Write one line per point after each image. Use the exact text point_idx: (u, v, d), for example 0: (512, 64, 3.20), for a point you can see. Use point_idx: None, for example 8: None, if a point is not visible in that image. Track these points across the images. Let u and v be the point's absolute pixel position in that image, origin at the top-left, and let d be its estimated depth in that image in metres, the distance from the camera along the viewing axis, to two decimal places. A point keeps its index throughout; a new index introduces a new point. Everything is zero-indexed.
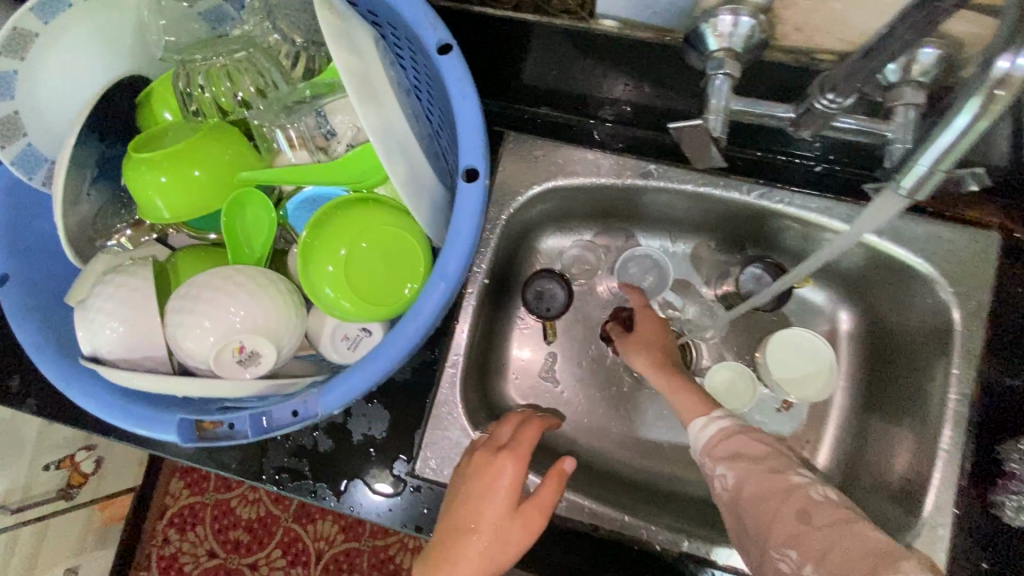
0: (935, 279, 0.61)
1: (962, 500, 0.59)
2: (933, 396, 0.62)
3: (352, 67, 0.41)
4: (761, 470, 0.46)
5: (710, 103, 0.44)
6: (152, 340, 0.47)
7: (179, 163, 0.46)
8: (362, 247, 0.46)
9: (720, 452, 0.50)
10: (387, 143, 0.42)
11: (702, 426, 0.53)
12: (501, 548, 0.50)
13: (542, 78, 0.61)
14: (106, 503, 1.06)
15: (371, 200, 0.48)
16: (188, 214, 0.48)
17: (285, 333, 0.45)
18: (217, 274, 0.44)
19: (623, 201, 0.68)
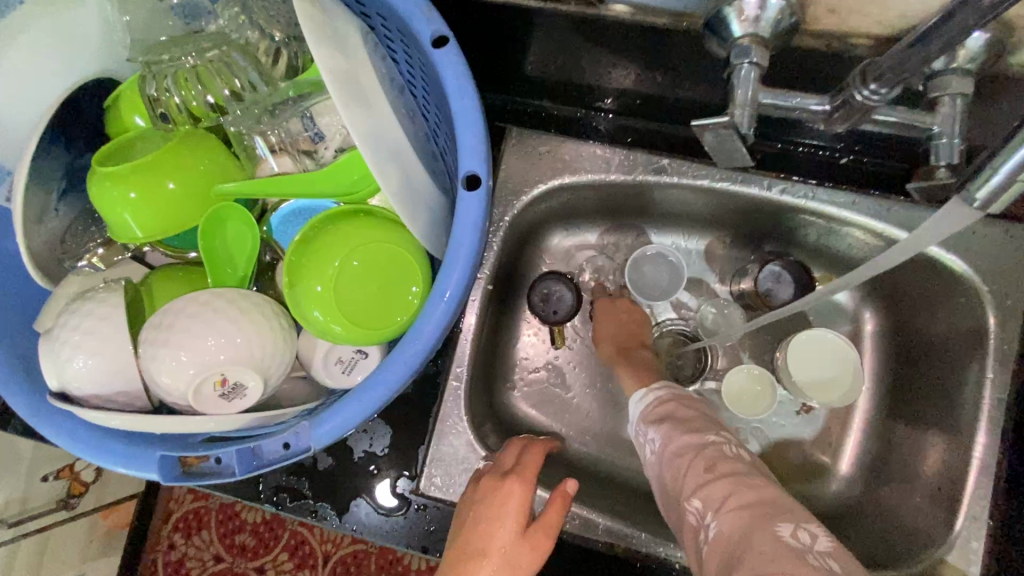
0: (971, 277, 0.59)
1: (998, 509, 0.57)
2: (965, 399, 0.60)
3: (335, 66, 0.34)
4: (681, 430, 0.53)
5: (736, 94, 0.40)
6: (127, 370, 0.45)
7: (152, 177, 0.44)
8: (352, 265, 0.43)
9: (652, 418, 0.57)
10: (379, 153, 0.36)
11: (638, 397, 0.60)
12: (513, 570, 0.50)
13: (547, 69, 0.60)
14: (107, 511, 1.16)
15: (361, 213, 0.44)
16: (161, 231, 0.46)
17: (273, 362, 0.44)
18: (198, 297, 0.43)
19: (635, 196, 0.69)
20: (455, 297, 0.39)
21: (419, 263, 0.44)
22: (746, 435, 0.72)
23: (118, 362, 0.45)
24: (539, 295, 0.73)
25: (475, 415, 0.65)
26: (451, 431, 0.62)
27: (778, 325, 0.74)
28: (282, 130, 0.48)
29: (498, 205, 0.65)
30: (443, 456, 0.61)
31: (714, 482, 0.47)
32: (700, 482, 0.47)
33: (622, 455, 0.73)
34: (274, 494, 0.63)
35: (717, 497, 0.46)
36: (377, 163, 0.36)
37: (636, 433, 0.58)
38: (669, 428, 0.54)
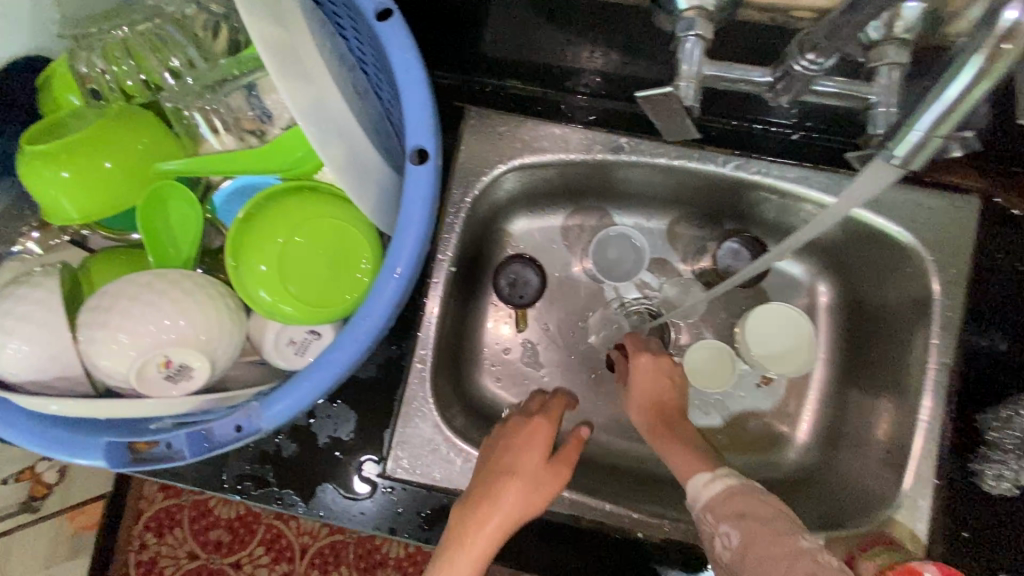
0: (914, 247, 0.61)
1: (943, 469, 0.59)
2: (913, 364, 0.63)
3: (272, 39, 0.33)
4: (762, 532, 0.47)
5: (681, 68, 0.41)
6: (65, 356, 0.44)
7: (89, 155, 0.43)
8: (297, 242, 0.43)
9: (720, 510, 0.50)
10: (321, 127, 0.36)
11: (704, 482, 0.52)
12: (537, 490, 0.53)
13: (504, 49, 0.60)
14: (74, 513, 1.12)
15: (306, 189, 0.44)
16: (99, 212, 0.45)
17: (220, 340, 0.44)
18: (141, 278, 0.43)
19: (597, 176, 0.70)
20: (406, 272, 0.39)
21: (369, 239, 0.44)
22: (709, 408, 0.74)
23: (59, 351, 0.43)
24: (507, 278, 0.73)
25: (440, 397, 0.65)
26: (416, 414, 0.62)
27: (739, 300, 0.75)
28: (227, 108, 0.47)
29: (457, 186, 0.64)
30: (410, 437, 0.62)
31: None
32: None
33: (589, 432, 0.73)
34: (237, 482, 0.62)
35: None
36: (320, 140, 0.35)
37: (700, 521, 0.51)
38: (749, 528, 0.47)
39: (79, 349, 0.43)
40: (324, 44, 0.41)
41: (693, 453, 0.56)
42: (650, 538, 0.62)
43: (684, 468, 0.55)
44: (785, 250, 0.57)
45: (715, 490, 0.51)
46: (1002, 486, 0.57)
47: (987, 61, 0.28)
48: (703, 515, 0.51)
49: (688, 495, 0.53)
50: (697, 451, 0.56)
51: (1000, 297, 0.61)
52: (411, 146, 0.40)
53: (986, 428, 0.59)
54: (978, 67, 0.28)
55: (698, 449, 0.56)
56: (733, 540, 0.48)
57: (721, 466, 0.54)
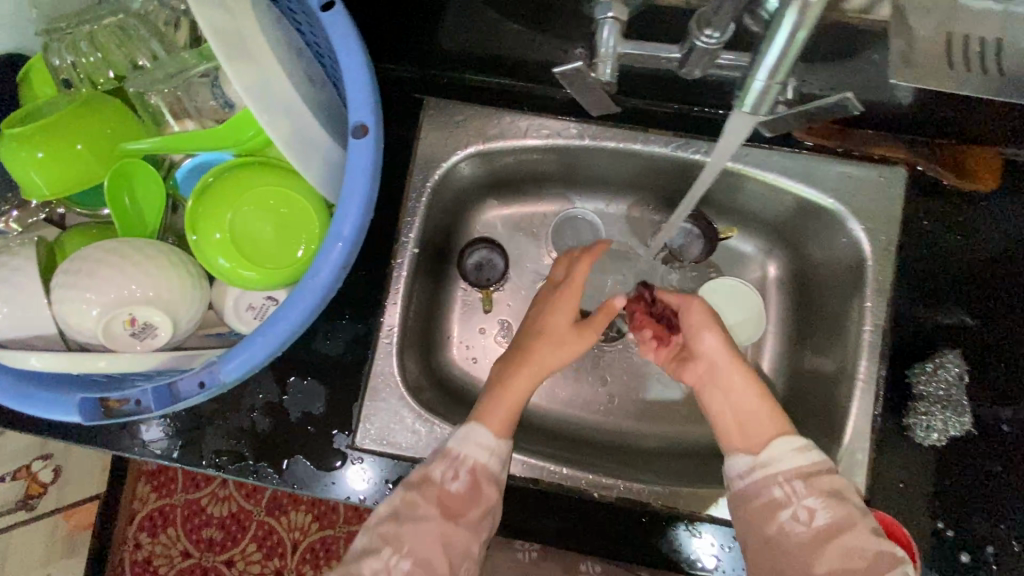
0: (843, 215, 0.66)
1: (880, 425, 0.63)
2: (851, 328, 0.66)
3: (217, 25, 0.39)
4: (857, 524, 0.50)
5: (598, 51, 0.44)
6: (42, 320, 0.47)
7: (62, 137, 0.47)
8: (251, 214, 0.47)
9: (815, 484, 0.52)
10: (266, 104, 0.41)
11: (796, 448, 0.54)
12: (564, 343, 0.65)
13: (456, 45, 0.64)
14: (70, 512, 1.14)
15: (258, 163, 0.48)
16: (70, 189, 0.49)
17: (182, 303, 0.48)
18: (108, 246, 0.46)
19: (553, 163, 0.74)
20: (351, 237, 0.43)
21: (318, 211, 0.48)
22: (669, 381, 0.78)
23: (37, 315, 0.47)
24: (472, 262, 0.77)
25: (407, 372, 0.69)
26: (381, 388, 0.65)
27: (694, 277, 0.79)
28: (191, 98, 0.51)
29: (417, 173, 0.68)
30: (378, 409, 0.65)
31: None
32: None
33: (554, 406, 0.77)
34: (214, 457, 0.65)
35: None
36: (263, 114, 0.41)
37: (775, 483, 0.53)
38: (844, 511, 0.51)
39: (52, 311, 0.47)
40: (276, 34, 0.45)
41: (771, 413, 0.58)
42: (606, 501, 0.66)
43: (760, 424, 0.57)
44: (696, 195, 0.64)
45: (807, 460, 0.54)
46: (931, 435, 0.62)
47: (799, 15, 0.30)
48: (782, 478, 0.53)
49: (771, 453, 0.55)
50: (778, 414, 0.58)
51: (928, 260, 0.65)
52: (353, 124, 0.44)
53: (917, 383, 0.63)
54: (793, 19, 0.30)
55: (781, 413, 0.58)
56: (817, 519, 0.51)
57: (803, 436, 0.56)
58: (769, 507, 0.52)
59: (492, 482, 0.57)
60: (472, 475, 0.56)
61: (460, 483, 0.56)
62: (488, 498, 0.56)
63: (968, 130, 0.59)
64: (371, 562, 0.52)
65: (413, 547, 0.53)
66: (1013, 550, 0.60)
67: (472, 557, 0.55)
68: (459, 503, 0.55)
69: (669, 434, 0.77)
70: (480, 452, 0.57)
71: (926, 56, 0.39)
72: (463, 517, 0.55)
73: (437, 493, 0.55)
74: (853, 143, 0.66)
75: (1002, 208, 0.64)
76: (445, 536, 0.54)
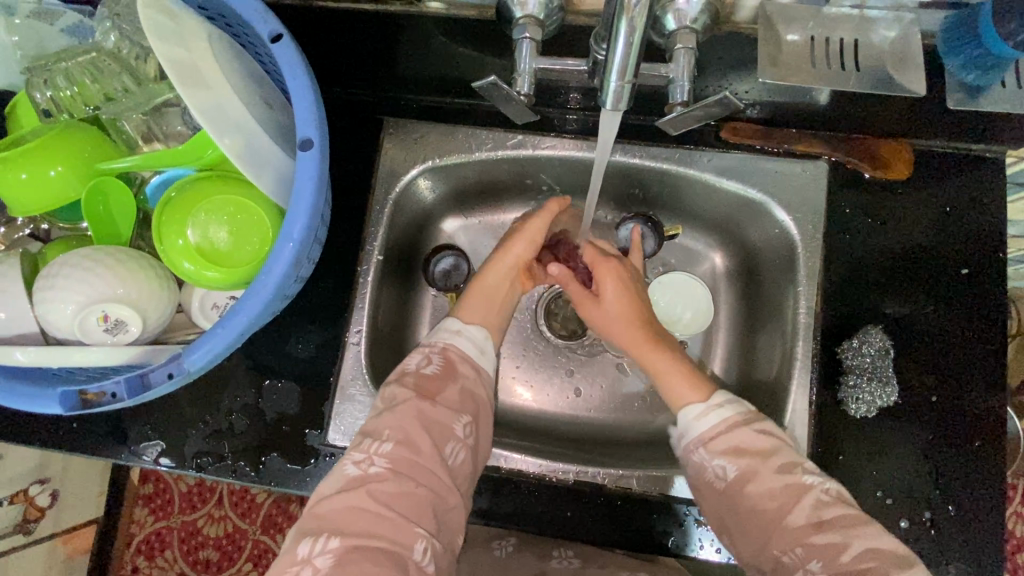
0: (769, 204, 0.71)
1: (819, 399, 0.67)
2: (789, 311, 0.70)
3: (174, 60, 0.48)
4: (764, 474, 0.54)
5: (518, 65, 0.50)
6: (29, 321, 0.53)
7: (40, 160, 0.53)
8: (208, 221, 0.53)
9: (717, 444, 0.57)
10: (216, 121, 0.49)
11: (698, 414, 0.59)
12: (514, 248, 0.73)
13: (407, 71, 0.69)
14: (69, 536, 1.14)
15: (215, 176, 0.54)
16: (51, 206, 0.55)
17: (150, 302, 0.54)
18: (83, 253, 0.53)
19: (508, 174, 0.78)
20: (300, 238, 0.50)
21: (270, 217, 0.54)
22: (632, 376, 0.80)
23: (25, 313, 0.53)
24: (439, 269, 0.80)
25: (377, 373, 0.72)
26: (351, 388, 0.69)
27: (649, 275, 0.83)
28: (161, 125, 0.59)
29: (380, 186, 0.73)
30: (348, 407, 0.68)
31: (822, 538, 0.50)
32: (808, 533, 0.50)
33: (523, 402, 0.80)
34: (195, 458, 0.68)
35: (822, 549, 0.49)
36: (215, 129, 0.48)
37: (688, 450, 0.59)
38: (747, 461, 0.55)
39: (36, 312, 0.53)
40: (234, 65, 0.53)
41: (686, 379, 0.63)
42: (562, 484, 0.68)
43: (674, 395, 0.62)
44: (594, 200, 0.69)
45: (709, 423, 0.58)
46: (861, 407, 0.66)
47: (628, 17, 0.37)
48: (694, 445, 0.58)
49: (687, 424, 0.60)
50: (693, 378, 0.63)
51: (852, 246, 0.70)
52: (301, 138, 0.51)
53: (845, 357, 0.68)
54: (625, 26, 0.38)
55: (695, 377, 0.63)
56: (730, 472, 0.55)
57: (714, 396, 0.60)
58: (695, 471, 0.57)
59: (465, 361, 0.63)
60: (445, 357, 0.63)
61: (434, 367, 0.62)
62: (464, 376, 0.62)
63: (879, 120, 0.66)
64: (353, 456, 0.55)
65: (395, 428, 0.56)
66: (949, 513, 0.64)
67: (455, 439, 0.58)
68: (434, 382, 0.60)
69: (636, 424, 0.79)
70: (449, 336, 0.65)
71: (791, 58, 0.48)
72: (440, 396, 0.59)
73: (414, 378, 0.60)
74: (777, 140, 0.71)
75: (920, 195, 0.69)
76: (426, 415, 0.57)
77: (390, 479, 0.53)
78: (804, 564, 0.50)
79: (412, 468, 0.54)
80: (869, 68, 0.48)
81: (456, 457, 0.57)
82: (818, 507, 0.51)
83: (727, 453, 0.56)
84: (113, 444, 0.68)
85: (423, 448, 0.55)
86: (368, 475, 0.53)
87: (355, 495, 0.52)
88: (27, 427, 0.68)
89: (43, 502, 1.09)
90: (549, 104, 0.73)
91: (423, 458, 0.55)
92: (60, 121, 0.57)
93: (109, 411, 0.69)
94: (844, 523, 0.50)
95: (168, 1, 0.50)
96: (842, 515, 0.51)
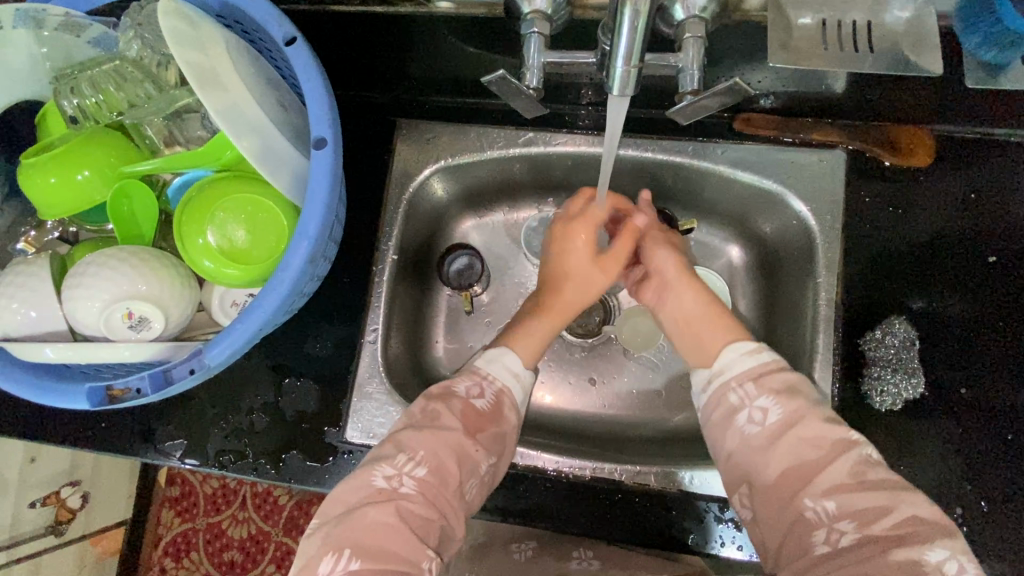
0: (785, 194, 0.70)
1: (842, 394, 0.66)
2: (808, 303, 0.69)
3: (193, 62, 0.49)
4: (810, 416, 0.51)
5: (526, 60, 0.51)
6: (59, 318, 0.56)
7: (68, 164, 0.55)
8: (227, 221, 0.54)
9: (767, 383, 0.54)
10: (233, 120, 0.50)
11: (747, 352, 0.57)
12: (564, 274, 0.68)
13: (417, 73, 0.70)
14: (98, 538, 1.16)
15: (232, 176, 0.56)
16: (78, 209, 0.57)
17: (172, 299, 0.56)
18: (108, 253, 0.55)
19: (520, 171, 0.78)
20: (317, 233, 0.51)
21: (284, 214, 0.55)
22: (648, 374, 0.80)
23: (54, 312, 0.55)
24: (453, 269, 0.80)
25: (393, 371, 0.73)
26: (368, 386, 0.69)
27: None
28: (182, 130, 0.61)
29: (394, 187, 0.74)
30: (365, 405, 0.69)
31: (861, 497, 0.47)
32: (845, 491, 0.47)
33: (539, 401, 0.79)
34: (217, 456, 0.69)
35: (859, 511, 0.46)
36: (234, 130, 0.50)
37: (728, 388, 0.55)
38: (795, 405, 0.52)
39: (63, 309, 0.55)
40: (249, 67, 0.54)
41: (720, 323, 0.61)
42: (579, 481, 0.68)
43: (712, 339, 0.60)
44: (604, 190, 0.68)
45: (754, 362, 0.56)
46: (886, 400, 0.65)
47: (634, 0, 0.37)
48: (734, 384, 0.55)
49: (731, 358, 0.57)
50: (730, 324, 0.61)
51: (871, 236, 0.69)
52: (314, 137, 0.53)
53: (867, 348, 0.66)
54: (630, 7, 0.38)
55: (734, 323, 0.61)
56: (770, 417, 0.52)
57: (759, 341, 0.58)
58: (728, 414, 0.54)
59: (513, 408, 0.61)
60: (497, 396, 0.60)
61: (484, 402, 0.59)
62: (507, 424, 0.60)
63: (898, 106, 0.64)
64: (382, 469, 0.53)
65: (420, 441, 0.55)
66: (982, 510, 0.61)
67: (479, 475, 0.56)
68: (480, 419, 0.58)
69: (654, 422, 0.78)
70: (506, 376, 0.62)
71: (803, 43, 0.48)
72: (482, 434, 0.57)
73: (461, 406, 0.58)
74: (792, 129, 0.70)
75: (943, 182, 0.67)
76: (465, 450, 0.56)
77: (419, 501, 0.52)
78: (832, 523, 0.47)
79: (438, 497, 0.53)
80: (884, 49, 0.47)
81: (473, 491, 0.56)
82: (869, 474, 0.48)
83: (775, 393, 0.53)
84: (137, 442, 0.70)
85: (451, 481, 0.54)
86: (398, 493, 0.52)
87: (386, 511, 0.51)
88: (58, 427, 0.70)
89: (75, 504, 1.11)
90: (561, 101, 0.73)
91: (449, 488, 0.54)
92: (85, 127, 0.59)
93: (135, 409, 0.70)
94: (886, 486, 0.47)
95: (187, 8, 0.52)
96: (882, 478, 0.48)
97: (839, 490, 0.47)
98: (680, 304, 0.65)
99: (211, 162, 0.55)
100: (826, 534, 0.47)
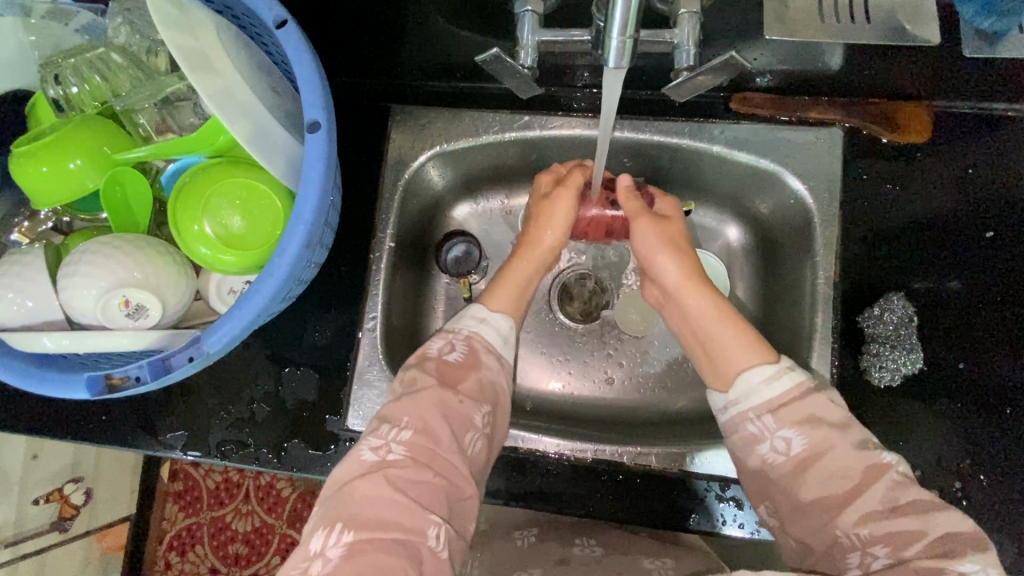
0: (782, 173, 0.69)
1: (845, 366, 0.66)
2: (806, 282, 0.69)
3: (182, 44, 0.48)
4: (834, 450, 0.50)
5: (520, 38, 0.51)
6: (56, 308, 0.55)
7: (59, 154, 0.55)
8: (220, 206, 0.54)
9: (787, 414, 0.53)
10: (224, 104, 0.49)
11: (767, 377, 0.55)
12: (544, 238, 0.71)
13: (411, 58, 0.69)
14: (103, 533, 1.15)
15: (225, 162, 0.56)
16: (70, 198, 0.57)
17: (168, 287, 0.56)
18: (102, 242, 0.54)
19: (517, 156, 0.78)
20: (313, 219, 0.51)
21: (278, 199, 0.55)
22: (648, 357, 0.80)
23: (49, 301, 0.55)
24: (451, 257, 0.80)
25: (392, 359, 0.73)
26: (368, 373, 0.69)
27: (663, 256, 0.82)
28: (174, 117, 0.61)
29: (389, 173, 0.74)
30: (366, 392, 0.69)
31: (896, 523, 0.46)
32: (878, 517, 0.47)
33: (539, 387, 0.79)
34: (219, 447, 0.69)
35: (894, 534, 0.46)
36: (226, 115, 0.49)
37: (738, 419, 0.55)
38: (820, 434, 0.51)
39: (58, 299, 0.55)
40: (240, 51, 0.54)
41: (745, 342, 0.59)
42: (580, 464, 0.68)
43: (729, 360, 0.59)
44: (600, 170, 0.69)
45: (776, 390, 0.55)
46: (885, 376, 0.65)
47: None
48: (752, 414, 0.55)
49: (751, 385, 0.56)
50: (755, 342, 0.59)
51: (874, 213, 0.69)
52: (308, 121, 0.52)
53: (866, 324, 0.67)
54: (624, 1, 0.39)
55: (756, 340, 0.59)
56: (795, 448, 0.52)
57: (782, 359, 0.57)
58: (749, 441, 0.54)
59: (489, 351, 0.63)
60: (468, 344, 0.63)
61: (458, 354, 0.61)
62: (486, 367, 0.62)
63: (896, 84, 0.64)
64: (370, 441, 0.53)
65: (415, 416, 0.55)
66: (982, 485, 0.62)
67: (474, 429, 0.57)
68: (457, 371, 0.60)
69: (655, 404, 0.79)
70: (474, 324, 0.65)
71: (798, 14, 0.52)
72: (462, 383, 0.59)
73: (437, 365, 0.60)
74: (789, 108, 0.69)
75: (942, 159, 0.67)
76: (447, 405, 0.57)
77: (409, 465, 0.52)
78: (865, 547, 0.46)
79: (432, 458, 0.53)
80: (880, 21, 0.52)
81: (474, 445, 0.56)
82: (893, 490, 0.48)
83: (797, 423, 0.52)
84: (138, 433, 0.70)
85: (443, 437, 0.54)
86: (388, 461, 0.52)
87: (375, 481, 0.50)
88: (60, 419, 0.70)
89: (79, 500, 1.12)
90: (558, 83, 0.72)
91: (442, 446, 0.54)
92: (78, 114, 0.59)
93: (135, 400, 0.70)
94: (920, 508, 0.46)
95: None
96: (918, 499, 0.47)
97: (872, 517, 0.47)
98: (687, 316, 0.64)
99: (203, 148, 0.55)
100: (860, 558, 0.46)
